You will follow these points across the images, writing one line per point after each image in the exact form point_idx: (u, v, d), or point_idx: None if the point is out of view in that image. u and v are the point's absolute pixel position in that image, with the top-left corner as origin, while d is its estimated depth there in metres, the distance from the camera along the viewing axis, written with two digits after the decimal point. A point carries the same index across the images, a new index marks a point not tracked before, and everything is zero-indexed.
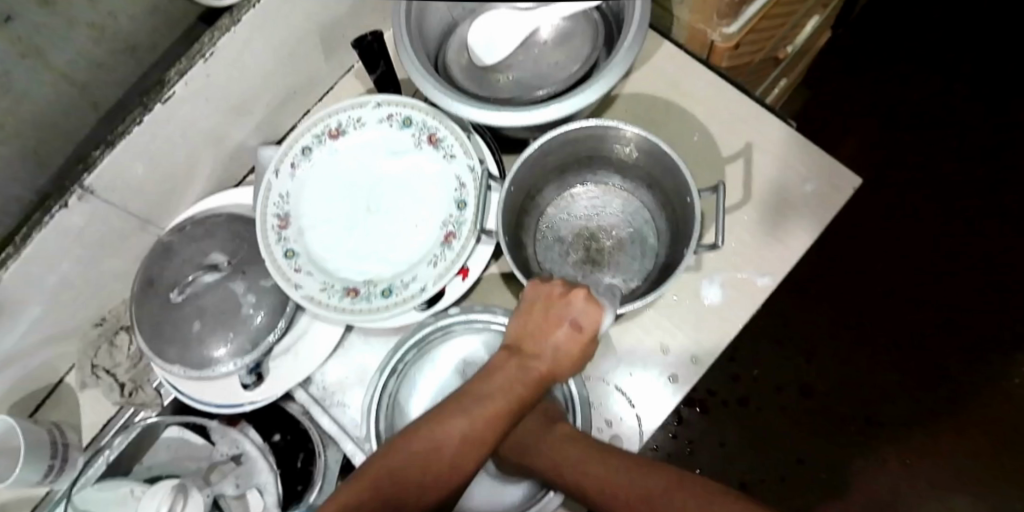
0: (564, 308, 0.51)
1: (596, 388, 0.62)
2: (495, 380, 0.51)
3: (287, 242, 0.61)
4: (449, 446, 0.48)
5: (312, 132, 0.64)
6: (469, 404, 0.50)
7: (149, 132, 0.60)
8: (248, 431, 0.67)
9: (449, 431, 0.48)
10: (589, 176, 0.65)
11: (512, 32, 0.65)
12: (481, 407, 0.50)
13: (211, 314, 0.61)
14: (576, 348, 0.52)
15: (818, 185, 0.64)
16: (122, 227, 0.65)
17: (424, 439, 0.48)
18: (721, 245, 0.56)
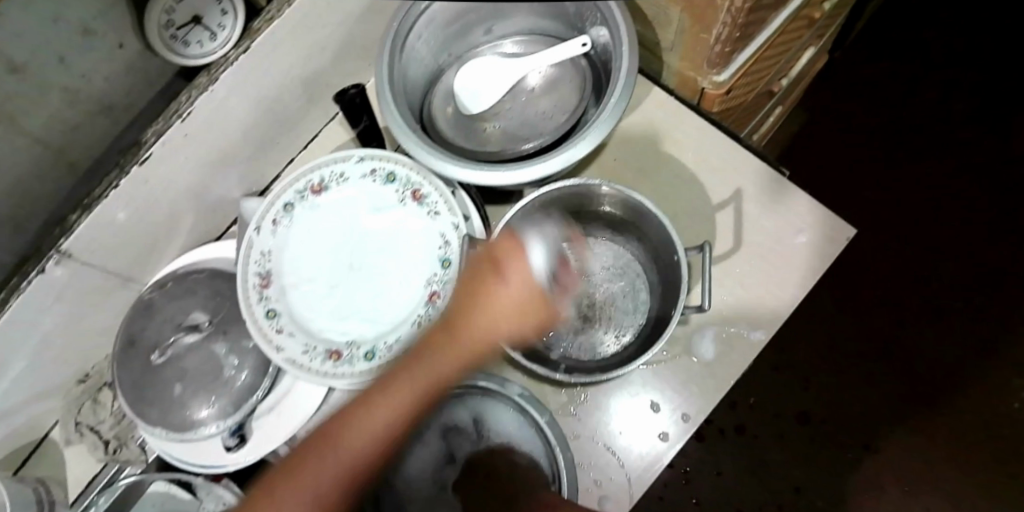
0: (502, 277, 0.48)
1: (583, 446, 0.60)
2: (442, 354, 0.47)
3: (268, 301, 0.60)
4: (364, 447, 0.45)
5: (295, 188, 0.63)
6: (412, 382, 0.46)
7: (127, 193, 0.59)
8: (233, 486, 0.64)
9: (373, 421, 0.45)
10: (578, 230, 0.64)
11: (497, 81, 0.64)
12: (430, 388, 0.46)
13: (192, 376, 0.60)
14: (527, 313, 0.48)
15: (812, 236, 0.62)
16: (103, 285, 0.64)
17: (366, 423, 0.45)
18: (707, 307, 0.55)
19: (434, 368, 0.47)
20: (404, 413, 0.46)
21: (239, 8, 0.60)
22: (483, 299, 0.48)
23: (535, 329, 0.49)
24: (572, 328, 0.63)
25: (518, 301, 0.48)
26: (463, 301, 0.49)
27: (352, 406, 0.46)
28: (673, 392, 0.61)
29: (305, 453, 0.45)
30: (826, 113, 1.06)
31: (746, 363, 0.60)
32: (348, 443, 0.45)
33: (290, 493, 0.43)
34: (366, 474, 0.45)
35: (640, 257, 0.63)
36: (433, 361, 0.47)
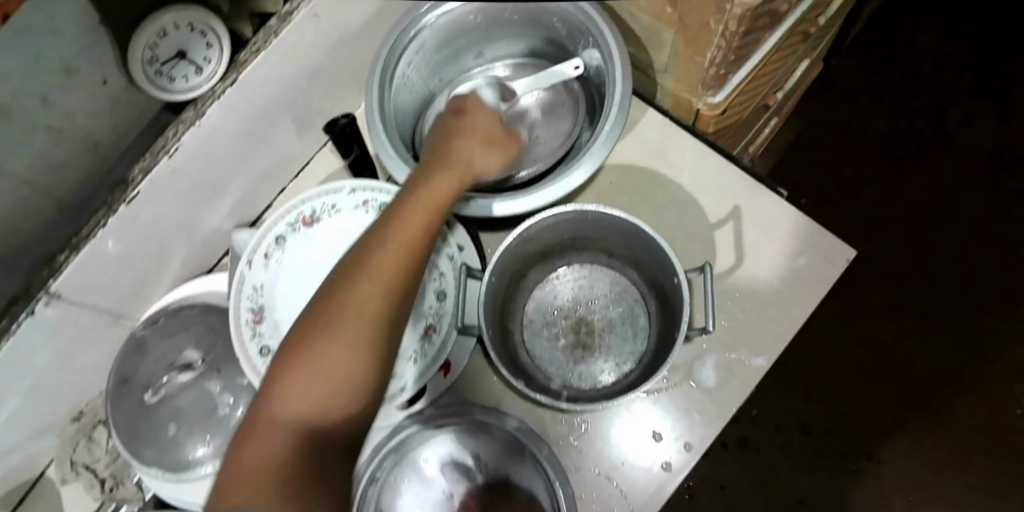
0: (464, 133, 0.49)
1: (582, 478, 0.58)
2: (425, 183, 0.43)
3: (261, 337, 0.59)
4: (361, 297, 0.37)
5: (286, 221, 0.62)
6: (417, 209, 0.41)
7: (116, 231, 0.58)
8: None
9: (362, 305, 0.37)
10: (574, 258, 0.63)
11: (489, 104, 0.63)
12: (438, 202, 0.42)
13: (187, 415, 0.60)
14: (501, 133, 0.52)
15: (812, 257, 0.60)
16: (94, 323, 0.63)
17: (371, 265, 0.38)
18: (711, 331, 0.53)
19: (439, 186, 0.43)
20: (411, 261, 0.39)
21: (224, 40, 0.59)
22: (466, 152, 0.48)
23: (495, 137, 0.51)
24: (565, 355, 0.61)
25: (491, 118, 0.52)
26: (434, 154, 0.47)
27: (352, 267, 0.38)
28: (674, 419, 0.59)
29: (303, 338, 0.36)
30: (823, 119, 1.05)
31: (747, 389, 0.58)
32: (354, 318, 0.36)
33: (328, 338, 0.35)
34: (395, 327, 0.38)
35: (638, 282, 0.62)
36: (421, 191, 0.42)
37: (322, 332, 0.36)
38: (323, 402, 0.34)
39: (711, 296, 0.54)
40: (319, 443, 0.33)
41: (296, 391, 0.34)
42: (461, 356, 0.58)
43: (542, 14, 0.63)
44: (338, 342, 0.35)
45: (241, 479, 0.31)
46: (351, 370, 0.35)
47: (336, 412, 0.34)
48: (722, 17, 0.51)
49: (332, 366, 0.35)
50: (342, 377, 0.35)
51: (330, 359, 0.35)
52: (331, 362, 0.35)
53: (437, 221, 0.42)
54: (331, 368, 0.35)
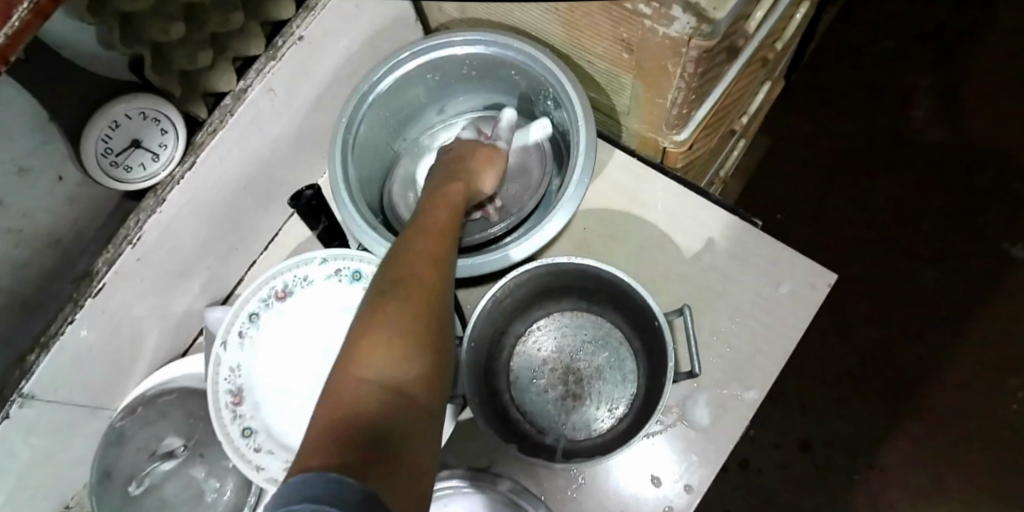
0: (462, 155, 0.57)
1: None
2: (443, 196, 0.49)
3: (243, 419, 0.58)
4: (418, 266, 0.39)
5: (258, 297, 0.60)
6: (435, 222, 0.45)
7: (85, 324, 0.57)
8: None
9: (421, 271, 0.39)
10: (553, 306, 0.62)
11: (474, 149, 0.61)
12: (453, 219, 0.47)
13: (172, 504, 0.58)
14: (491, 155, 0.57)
15: (794, 286, 0.59)
16: (72, 419, 0.61)
17: (417, 249, 0.41)
18: (699, 373, 0.51)
19: (451, 209, 0.48)
20: (447, 249, 0.43)
21: (179, 125, 0.59)
22: (465, 172, 0.54)
23: (492, 155, 0.58)
24: (558, 406, 0.60)
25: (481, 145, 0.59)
26: (438, 180, 0.53)
27: (398, 257, 0.40)
28: (674, 462, 0.57)
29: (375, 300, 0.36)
30: (793, 130, 1.06)
31: (742, 426, 0.57)
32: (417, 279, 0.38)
33: (397, 306, 0.35)
34: (447, 303, 0.39)
35: (622, 326, 0.60)
36: (434, 209, 0.47)
37: (393, 288, 0.37)
38: (405, 360, 0.33)
39: (694, 339, 0.53)
40: (400, 408, 0.31)
41: (381, 345, 0.33)
42: (452, 422, 0.56)
43: (499, 67, 0.63)
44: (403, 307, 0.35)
45: (341, 427, 0.29)
46: (419, 331, 0.35)
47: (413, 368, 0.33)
48: (676, 61, 0.51)
49: (405, 330, 0.34)
50: (416, 325, 0.35)
51: (406, 305, 0.35)
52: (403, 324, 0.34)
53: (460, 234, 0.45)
54: (402, 329, 0.34)
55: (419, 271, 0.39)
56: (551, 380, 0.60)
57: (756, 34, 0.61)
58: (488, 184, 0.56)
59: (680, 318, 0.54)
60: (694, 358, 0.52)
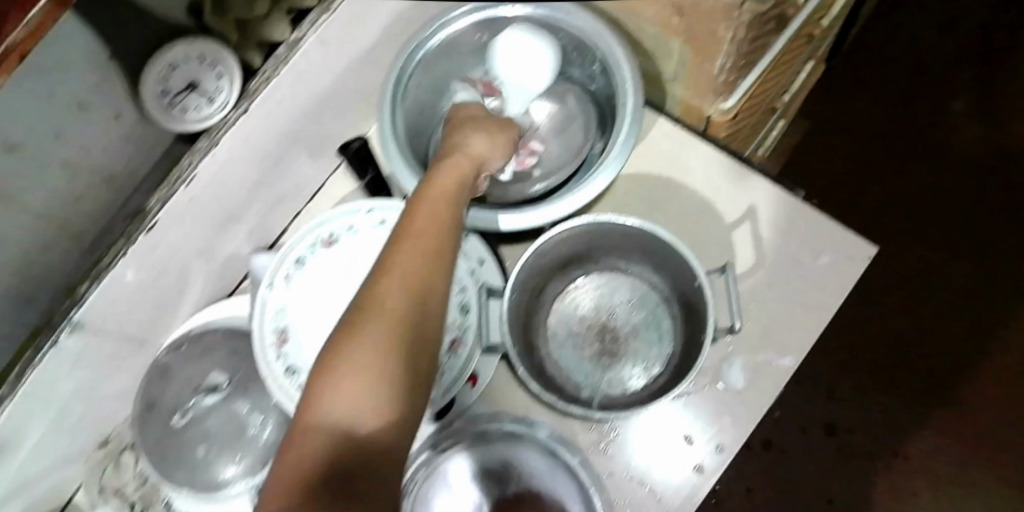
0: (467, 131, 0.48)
1: (619, 484, 0.58)
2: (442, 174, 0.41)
3: (287, 358, 0.60)
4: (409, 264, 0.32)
5: (306, 244, 0.63)
6: (433, 202, 0.37)
7: (137, 260, 0.59)
8: None
9: (412, 272, 0.31)
10: (592, 267, 0.63)
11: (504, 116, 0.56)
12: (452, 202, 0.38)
13: (215, 437, 0.60)
14: (496, 136, 0.50)
15: (834, 257, 0.61)
16: (118, 352, 0.63)
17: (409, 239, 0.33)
18: (739, 329, 0.52)
19: (454, 186, 0.40)
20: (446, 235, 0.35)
21: (235, 71, 0.60)
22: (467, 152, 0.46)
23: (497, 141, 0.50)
24: (592, 362, 0.62)
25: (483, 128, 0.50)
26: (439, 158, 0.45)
27: (386, 252, 0.33)
28: (705, 423, 0.59)
29: (355, 320, 0.29)
30: (828, 116, 1.06)
31: (776, 390, 0.59)
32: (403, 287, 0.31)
33: (376, 333, 0.29)
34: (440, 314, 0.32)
35: (657, 285, 0.61)
36: (430, 186, 0.39)
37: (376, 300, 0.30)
38: (379, 403, 0.27)
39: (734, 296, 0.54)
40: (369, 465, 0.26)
41: (351, 384, 0.27)
42: (489, 371, 0.59)
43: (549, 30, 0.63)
44: (381, 330, 0.29)
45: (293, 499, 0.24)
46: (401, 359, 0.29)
47: (379, 418, 0.27)
48: (729, 26, 0.50)
49: (381, 362, 0.28)
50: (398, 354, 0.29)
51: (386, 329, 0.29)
52: (370, 358, 0.28)
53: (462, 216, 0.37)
54: (369, 365, 0.28)
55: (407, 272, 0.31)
56: (586, 338, 0.62)
57: (806, 6, 0.61)
58: (490, 168, 0.47)
59: (726, 275, 0.55)
60: (732, 312, 0.53)
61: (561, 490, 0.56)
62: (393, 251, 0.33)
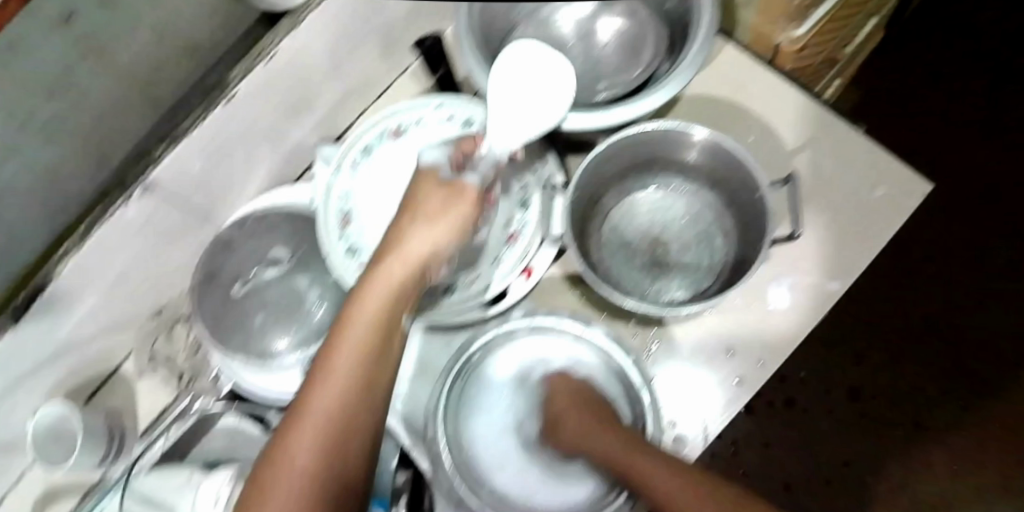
0: (433, 189, 0.46)
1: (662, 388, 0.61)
2: (386, 261, 0.42)
3: (349, 239, 0.62)
4: (327, 386, 0.38)
5: (374, 133, 0.64)
6: (364, 311, 0.40)
7: (211, 130, 0.60)
8: None
9: (332, 389, 0.38)
10: (652, 181, 0.64)
11: (529, 108, 0.52)
12: (390, 304, 0.41)
13: (272, 307, 0.63)
14: (451, 202, 0.45)
15: (890, 190, 0.62)
16: (183, 222, 0.66)
17: (337, 353, 0.39)
18: (798, 235, 0.53)
19: (398, 279, 0.42)
20: (377, 342, 0.40)
21: None
22: (413, 222, 0.44)
23: (457, 208, 0.45)
24: (643, 273, 0.63)
25: (445, 183, 0.46)
26: (392, 234, 0.44)
27: (319, 365, 0.40)
28: (749, 339, 0.61)
29: (285, 439, 0.37)
30: (875, 91, 1.08)
31: (820, 312, 0.60)
32: (320, 406, 0.37)
33: (294, 455, 0.36)
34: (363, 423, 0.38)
35: (713, 203, 0.62)
36: (374, 281, 0.41)
37: (301, 420, 0.37)
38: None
39: (796, 207, 0.55)
40: None
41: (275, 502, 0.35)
42: (544, 266, 0.61)
43: None
44: (297, 451, 0.36)
45: None
46: (316, 475, 0.36)
47: None
48: None
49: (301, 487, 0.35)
50: (312, 474, 0.36)
51: (302, 452, 0.36)
52: (293, 480, 0.36)
53: (395, 319, 0.41)
54: (293, 495, 0.35)
55: (325, 395, 0.38)
56: (637, 250, 0.63)
57: None
58: (442, 252, 0.44)
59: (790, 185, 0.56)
60: (793, 222, 0.54)
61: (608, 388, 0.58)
62: (321, 365, 0.39)
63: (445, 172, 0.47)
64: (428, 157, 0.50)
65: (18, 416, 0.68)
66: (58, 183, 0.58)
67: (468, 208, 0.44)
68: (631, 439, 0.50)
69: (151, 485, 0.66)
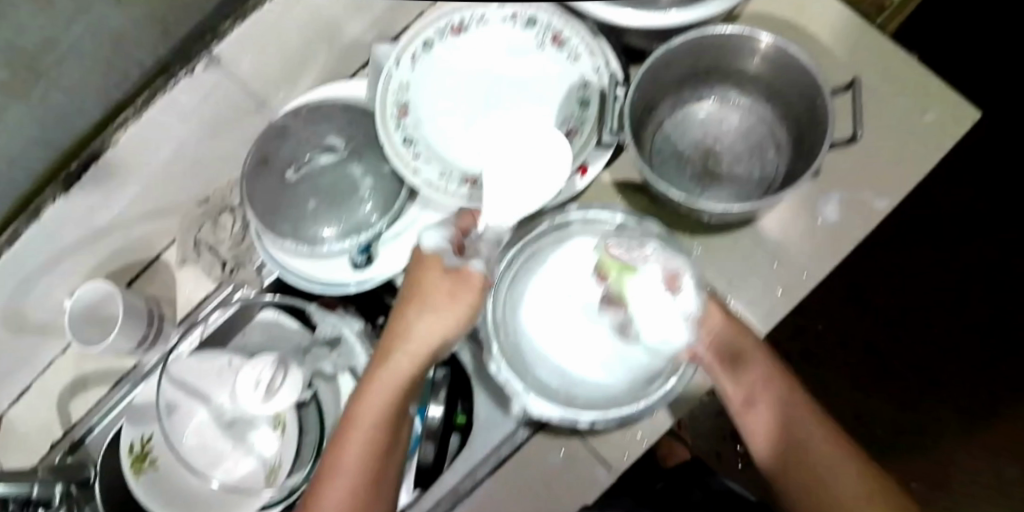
0: (436, 279, 0.56)
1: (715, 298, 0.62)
2: (398, 345, 0.57)
3: (405, 129, 0.62)
4: (360, 422, 0.55)
5: (435, 27, 0.63)
6: (381, 387, 0.56)
7: (277, 12, 0.60)
8: (348, 313, 0.71)
9: (363, 426, 0.55)
10: (709, 92, 0.64)
11: (527, 180, 0.57)
12: (395, 393, 0.56)
13: (325, 193, 0.64)
14: (452, 297, 0.55)
15: (947, 115, 0.62)
16: (240, 106, 0.65)
17: (366, 405, 0.56)
18: (860, 137, 0.54)
19: (408, 362, 0.56)
20: (390, 401, 0.56)
21: None
22: (421, 306, 0.56)
23: (459, 301, 0.55)
24: (694, 182, 0.64)
25: (449, 274, 0.56)
26: (401, 318, 0.57)
27: (353, 406, 0.57)
28: (794, 251, 0.62)
29: (333, 455, 0.56)
30: None
31: (867, 228, 0.62)
32: (357, 436, 0.55)
33: (340, 466, 0.55)
34: (381, 450, 0.56)
35: (766, 118, 0.63)
36: (389, 361, 0.57)
37: (345, 440, 0.56)
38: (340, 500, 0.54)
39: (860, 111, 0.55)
40: None
41: (329, 489, 0.55)
42: (602, 164, 0.60)
43: None
44: (342, 463, 0.55)
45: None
46: (354, 479, 0.54)
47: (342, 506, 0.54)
48: None
49: (346, 483, 0.54)
50: (351, 478, 0.54)
51: (345, 462, 0.55)
52: (342, 480, 0.54)
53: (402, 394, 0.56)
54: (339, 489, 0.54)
55: (360, 430, 0.55)
56: (687, 161, 0.64)
57: None
58: (445, 340, 0.56)
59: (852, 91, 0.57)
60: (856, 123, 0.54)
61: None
62: (354, 411, 0.56)
63: (450, 257, 0.56)
64: (428, 241, 0.56)
65: (59, 292, 0.69)
66: (122, 49, 0.58)
67: (465, 308, 0.55)
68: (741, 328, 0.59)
69: (188, 369, 0.67)
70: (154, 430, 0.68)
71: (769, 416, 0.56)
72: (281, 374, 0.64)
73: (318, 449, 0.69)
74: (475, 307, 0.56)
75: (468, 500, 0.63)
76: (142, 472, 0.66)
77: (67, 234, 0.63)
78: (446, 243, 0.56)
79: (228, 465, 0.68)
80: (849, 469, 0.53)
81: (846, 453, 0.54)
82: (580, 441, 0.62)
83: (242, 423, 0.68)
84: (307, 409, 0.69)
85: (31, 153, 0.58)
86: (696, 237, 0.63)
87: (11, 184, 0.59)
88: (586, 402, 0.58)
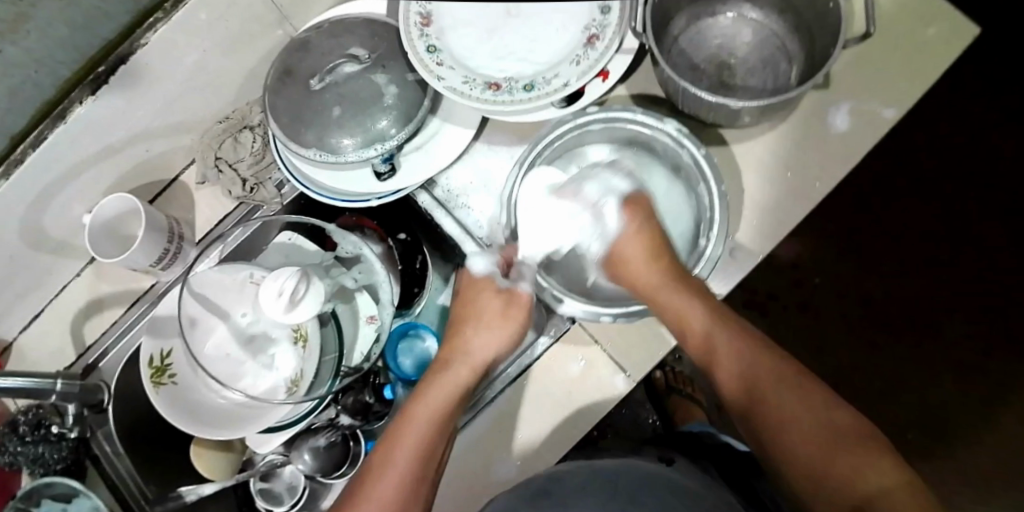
0: (489, 297, 0.66)
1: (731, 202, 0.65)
2: (455, 358, 0.62)
3: (429, 38, 0.63)
4: (417, 414, 0.57)
5: None
6: (438, 389, 0.59)
7: None
8: (367, 237, 0.74)
9: (419, 419, 0.56)
10: (723, 6, 0.66)
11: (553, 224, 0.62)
12: (453, 393, 0.59)
13: (350, 100, 0.63)
14: (505, 316, 0.65)
15: (958, 24, 0.63)
16: (262, 19, 0.66)
17: (422, 403, 0.58)
18: (873, 33, 0.56)
19: (465, 371, 0.62)
20: (448, 403, 0.58)
21: None
22: (476, 317, 0.65)
23: (512, 320, 0.65)
24: (710, 91, 0.65)
25: (501, 293, 0.66)
26: (455, 335, 0.65)
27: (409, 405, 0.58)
28: (805, 159, 0.64)
29: (387, 446, 0.55)
30: None
31: (876, 136, 0.63)
32: (413, 427, 0.56)
33: (392, 454, 0.54)
34: (436, 446, 0.56)
35: (780, 31, 0.65)
36: (444, 369, 0.61)
37: (402, 428, 0.56)
38: (391, 486, 0.52)
39: (871, 11, 0.57)
40: None
41: (379, 477, 0.53)
42: (621, 70, 0.63)
43: None
44: (394, 451, 0.54)
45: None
46: (407, 466, 0.54)
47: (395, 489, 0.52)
48: None
49: (398, 469, 0.53)
50: (406, 466, 0.54)
51: (398, 450, 0.54)
52: (393, 468, 0.53)
53: (462, 397, 0.60)
54: (393, 474, 0.53)
55: (415, 422, 0.56)
56: (703, 74, 0.66)
57: None
58: (497, 355, 0.64)
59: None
60: (869, 22, 0.56)
61: (673, 202, 0.66)
62: (411, 406, 0.58)
63: (501, 281, 0.66)
64: (478, 266, 0.68)
65: (78, 208, 0.68)
66: None
67: (518, 320, 0.65)
68: (670, 270, 0.60)
69: (211, 282, 0.67)
70: (174, 345, 0.67)
71: (716, 370, 0.55)
72: (305, 286, 0.62)
73: (338, 367, 0.69)
74: (524, 328, 0.66)
75: (490, 409, 0.66)
76: (162, 385, 0.66)
77: (89, 144, 0.62)
78: (494, 267, 0.67)
79: (249, 381, 0.67)
80: (783, 386, 0.51)
81: (782, 374, 0.51)
82: (599, 350, 0.66)
83: (263, 339, 0.66)
84: (326, 327, 0.68)
85: (60, 54, 0.58)
86: (711, 148, 0.66)
87: (38, 87, 0.58)
88: (606, 299, 0.64)
